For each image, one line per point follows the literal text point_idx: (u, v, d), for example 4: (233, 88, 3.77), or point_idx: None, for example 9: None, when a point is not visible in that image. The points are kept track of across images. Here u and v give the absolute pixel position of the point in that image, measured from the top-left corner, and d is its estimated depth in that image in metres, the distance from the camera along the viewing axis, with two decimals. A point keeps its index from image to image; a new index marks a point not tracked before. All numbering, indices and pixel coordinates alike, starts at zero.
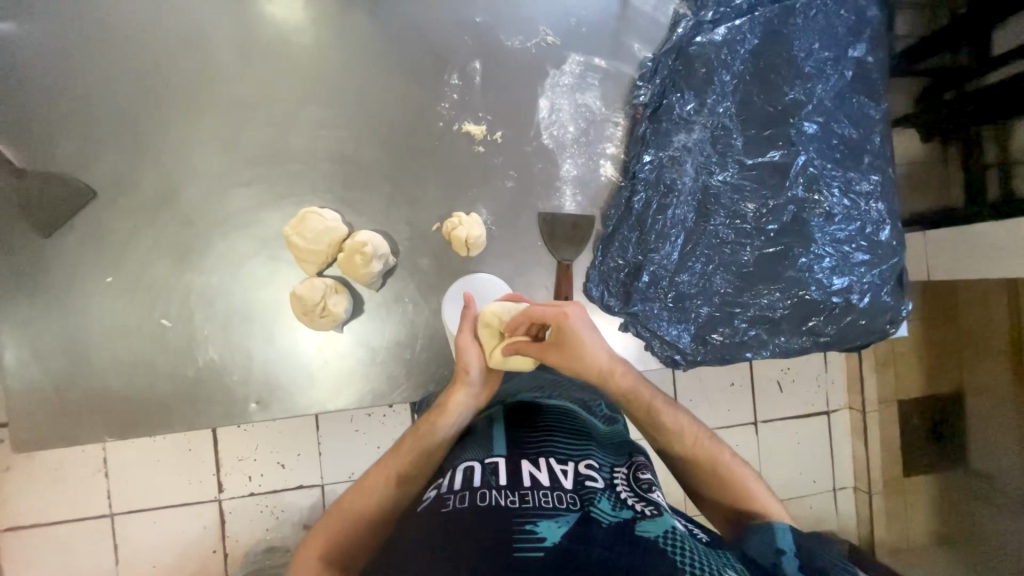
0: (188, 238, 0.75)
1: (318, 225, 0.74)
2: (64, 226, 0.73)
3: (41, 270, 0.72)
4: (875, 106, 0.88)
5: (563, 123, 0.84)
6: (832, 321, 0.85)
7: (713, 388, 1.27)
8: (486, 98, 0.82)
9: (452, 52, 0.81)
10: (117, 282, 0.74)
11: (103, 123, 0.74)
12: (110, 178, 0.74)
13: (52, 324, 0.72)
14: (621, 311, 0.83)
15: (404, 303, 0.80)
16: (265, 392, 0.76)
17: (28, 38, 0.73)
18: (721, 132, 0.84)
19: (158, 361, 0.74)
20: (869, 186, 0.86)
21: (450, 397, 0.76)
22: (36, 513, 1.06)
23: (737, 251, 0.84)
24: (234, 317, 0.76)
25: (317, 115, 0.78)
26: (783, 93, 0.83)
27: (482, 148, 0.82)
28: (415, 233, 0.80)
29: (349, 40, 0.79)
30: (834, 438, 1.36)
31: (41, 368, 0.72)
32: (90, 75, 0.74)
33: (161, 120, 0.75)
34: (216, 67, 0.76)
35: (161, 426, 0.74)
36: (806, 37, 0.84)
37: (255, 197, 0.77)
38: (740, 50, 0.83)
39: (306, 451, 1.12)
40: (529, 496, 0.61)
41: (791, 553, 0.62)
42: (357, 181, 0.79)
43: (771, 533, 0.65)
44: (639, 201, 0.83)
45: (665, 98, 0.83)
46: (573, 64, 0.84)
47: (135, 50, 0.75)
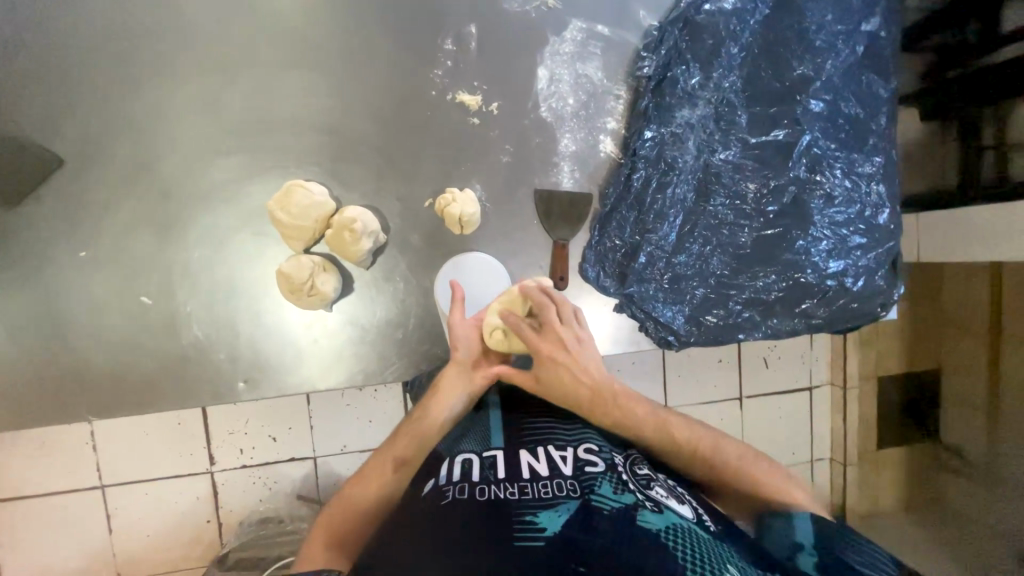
0: (166, 210, 0.71)
1: (305, 200, 0.70)
2: (31, 196, 0.68)
3: (8, 243, 0.68)
4: (884, 83, 0.85)
5: (562, 95, 0.80)
6: (825, 304, 0.85)
7: (702, 365, 1.29)
8: (482, 65, 0.77)
9: (446, 14, 0.75)
10: (92, 257, 0.70)
11: (66, 84, 0.68)
12: (77, 145, 0.69)
13: (24, 299, 0.69)
14: (617, 292, 0.82)
15: (395, 283, 0.78)
16: (254, 370, 0.74)
17: None
18: (726, 108, 0.81)
19: (140, 339, 0.72)
20: (872, 168, 0.85)
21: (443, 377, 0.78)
22: (23, 487, 1.05)
23: (735, 232, 0.83)
24: (218, 294, 0.73)
25: (300, 80, 0.73)
26: (791, 69, 0.80)
27: (478, 120, 0.78)
28: (406, 209, 0.77)
29: None
30: (816, 414, 1.40)
31: (16, 346, 0.69)
32: (46, 29, 0.67)
33: (131, 81, 0.70)
34: (187, 24, 0.70)
35: (147, 404, 0.73)
36: (818, 8, 0.80)
37: (236, 168, 0.73)
38: (749, 20, 0.79)
39: (297, 425, 1.12)
40: (528, 487, 0.62)
41: (811, 549, 0.68)
42: (345, 153, 0.75)
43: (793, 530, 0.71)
44: (638, 179, 0.80)
45: (670, 70, 0.79)
46: (574, 30, 0.79)
47: (96, 0, 0.68)
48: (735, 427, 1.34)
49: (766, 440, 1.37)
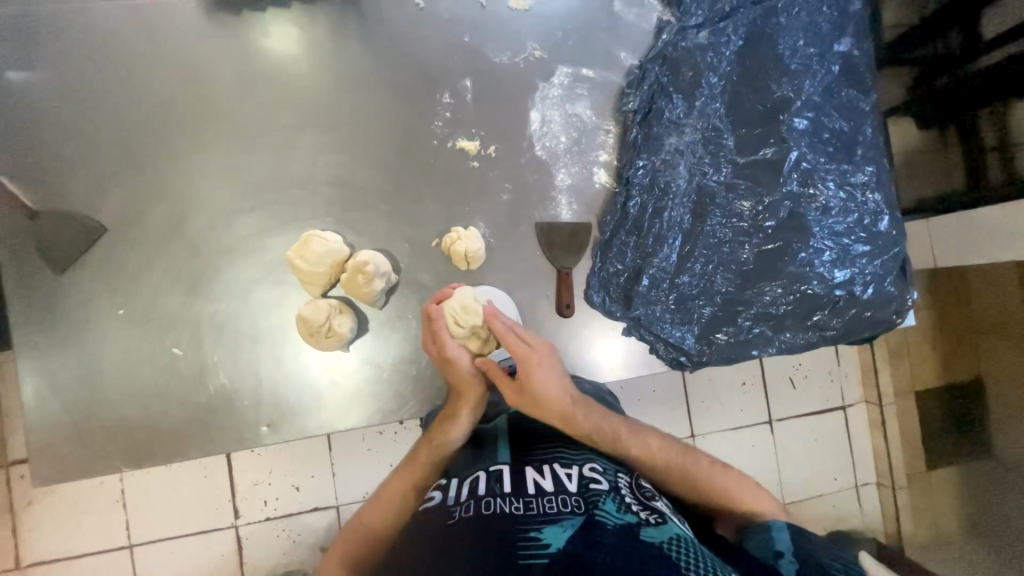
0: (195, 267, 0.77)
1: (322, 248, 0.75)
2: (76, 262, 0.75)
3: (55, 307, 0.75)
4: (865, 98, 0.88)
5: (555, 134, 0.85)
6: (837, 315, 0.84)
7: (723, 388, 1.26)
8: (478, 114, 0.84)
9: (443, 72, 0.83)
10: (128, 315, 0.76)
11: (110, 162, 0.77)
12: (118, 214, 0.77)
13: (68, 359, 0.74)
14: (624, 316, 0.83)
15: (407, 319, 0.81)
16: (276, 415, 0.77)
17: (40, 85, 0.76)
18: (713, 133, 0.84)
19: (171, 389, 0.76)
20: (865, 177, 0.86)
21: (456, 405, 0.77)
22: (59, 546, 1.08)
23: (736, 249, 0.84)
24: (243, 341, 0.77)
25: (314, 141, 0.80)
26: (771, 91, 0.84)
27: (477, 163, 0.83)
28: (415, 249, 0.81)
29: (343, 66, 0.81)
30: (853, 434, 1.34)
31: (58, 403, 0.74)
32: (96, 116, 0.77)
33: (165, 154, 0.78)
34: (215, 101, 0.79)
35: (176, 453, 0.75)
36: (790, 35, 0.85)
37: (259, 224, 0.79)
38: (725, 52, 0.85)
39: (319, 472, 1.13)
40: (533, 503, 0.61)
41: (789, 556, 0.66)
42: (357, 202, 0.81)
43: (770, 534, 0.69)
44: (634, 206, 0.83)
45: (655, 103, 0.84)
46: (562, 76, 0.86)
47: (138, 88, 0.78)
48: (766, 451, 1.28)
49: (802, 463, 1.30)
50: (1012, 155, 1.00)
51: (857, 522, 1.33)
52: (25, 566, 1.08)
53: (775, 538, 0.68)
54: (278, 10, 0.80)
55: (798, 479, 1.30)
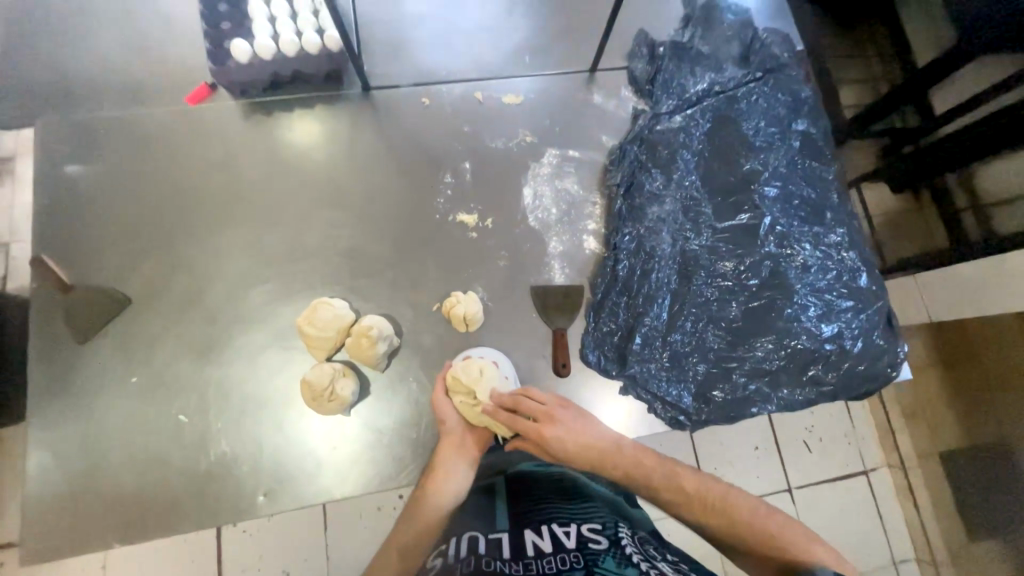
0: (209, 335, 0.82)
1: (330, 313, 0.80)
2: (99, 332, 0.80)
3: (73, 375, 0.78)
4: (827, 168, 0.97)
5: (546, 207, 0.94)
6: (831, 368, 0.86)
7: (733, 451, 1.22)
8: (476, 191, 0.93)
9: (445, 156, 0.94)
10: (141, 382, 0.79)
11: (143, 240, 0.85)
12: (144, 287, 0.83)
13: (76, 427, 0.76)
14: (619, 374, 0.84)
15: (408, 381, 0.83)
16: (274, 483, 0.76)
17: (92, 176, 0.87)
18: (690, 202, 0.92)
19: (173, 456, 0.76)
20: (838, 237, 0.92)
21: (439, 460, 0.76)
22: None
23: (723, 307, 0.88)
24: (248, 406, 0.79)
25: (328, 218, 0.89)
26: (740, 165, 0.94)
27: (475, 234, 0.91)
28: (417, 313, 0.86)
29: (357, 154, 0.92)
30: (880, 501, 1.26)
31: (60, 473, 0.74)
32: (136, 201, 0.87)
33: (193, 232, 0.86)
34: (243, 186, 0.89)
35: (169, 526, 0.74)
36: (751, 118, 0.96)
37: (271, 293, 0.84)
38: (695, 133, 0.96)
39: (314, 559, 1.05)
40: (532, 564, 0.63)
41: None
42: (364, 271, 0.87)
43: None
44: (623, 269, 0.89)
45: (636, 177, 0.93)
46: (551, 157, 0.96)
47: (176, 177, 0.88)
48: None
49: (826, 535, 1.22)
50: (986, 214, 1.07)
51: None
52: None
53: None
54: (304, 110, 0.93)
55: None
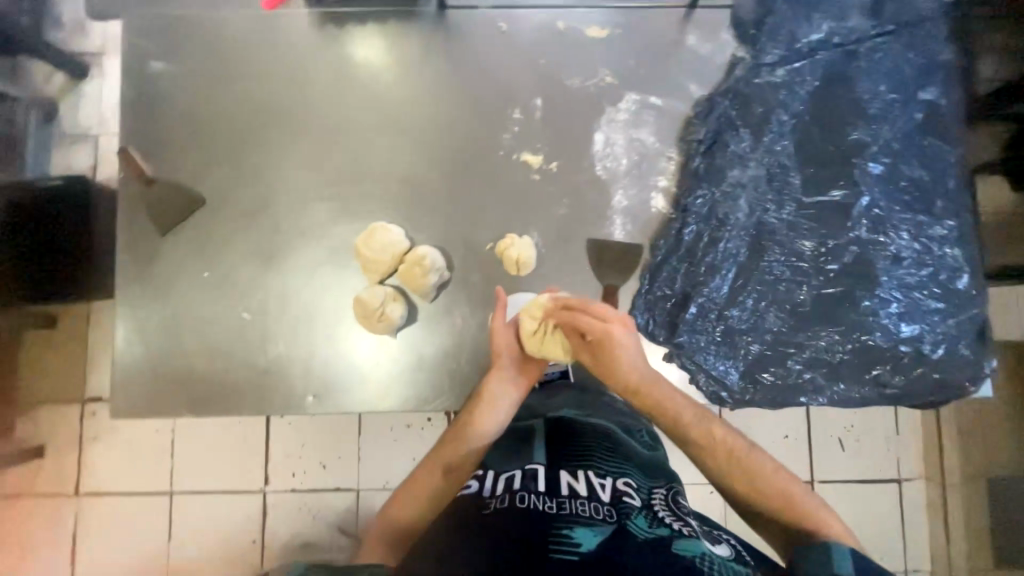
0: (273, 243, 0.85)
1: (386, 238, 0.81)
2: (177, 226, 0.85)
3: (153, 263, 0.84)
4: (951, 148, 0.84)
5: (616, 156, 0.88)
6: (900, 371, 0.79)
7: (763, 436, 1.20)
8: (544, 131, 0.88)
9: (517, 89, 0.88)
10: (211, 278, 0.84)
11: (218, 144, 0.87)
12: (217, 188, 0.86)
13: (155, 311, 0.83)
14: (666, 341, 0.82)
15: (453, 315, 0.84)
16: (322, 388, 0.82)
17: (173, 73, 0.89)
18: (778, 170, 0.83)
19: (236, 349, 0.83)
20: (944, 230, 0.82)
21: (485, 385, 0.80)
22: (112, 484, 1.18)
23: (793, 289, 0.81)
24: (303, 315, 0.84)
25: (392, 142, 0.87)
26: (846, 134, 0.83)
27: (538, 177, 0.87)
28: (469, 250, 0.85)
29: (426, 77, 0.88)
30: (908, 510, 1.22)
31: (141, 348, 0.83)
32: (213, 103, 0.88)
33: (264, 141, 0.87)
34: (313, 99, 0.88)
35: (230, 409, 0.82)
36: (871, 80, 0.83)
37: (331, 211, 0.86)
38: (799, 92, 0.84)
39: (346, 455, 1.17)
40: (566, 503, 0.63)
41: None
42: (422, 201, 0.86)
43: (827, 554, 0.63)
44: (689, 233, 0.84)
45: (721, 135, 0.85)
46: (630, 102, 0.89)
47: (250, 82, 0.89)
48: None
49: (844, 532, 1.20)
50: None
51: None
52: (81, 495, 1.19)
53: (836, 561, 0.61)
54: (376, 25, 0.89)
55: None
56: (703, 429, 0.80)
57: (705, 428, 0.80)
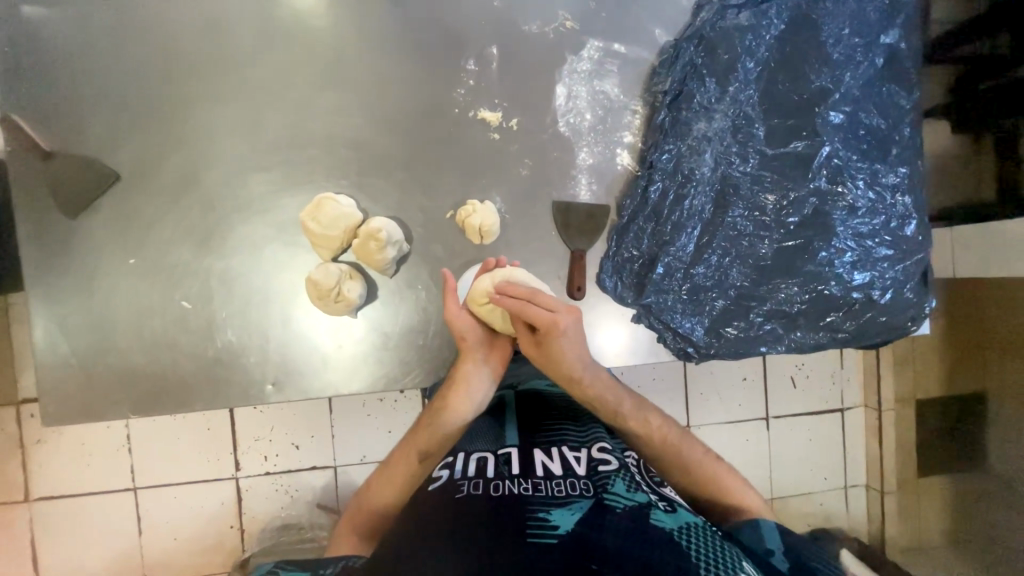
0: (208, 222, 0.77)
1: (335, 211, 0.75)
2: (90, 207, 0.75)
3: (67, 251, 0.75)
4: (907, 95, 0.84)
5: (580, 111, 0.83)
6: (851, 317, 0.83)
7: (725, 383, 1.26)
8: (502, 84, 0.81)
9: (470, 36, 0.80)
10: (139, 265, 0.76)
11: (125, 108, 0.76)
12: (133, 162, 0.76)
13: (80, 304, 0.75)
14: (634, 303, 0.82)
15: (417, 290, 0.80)
16: (282, 374, 0.78)
17: (55, 21, 0.74)
18: (743, 121, 0.81)
19: (180, 340, 0.76)
20: (896, 178, 0.83)
21: (460, 366, 0.79)
22: (66, 484, 1.12)
23: (755, 243, 0.82)
24: (253, 299, 0.77)
25: (332, 102, 0.78)
26: (809, 81, 0.81)
27: (498, 136, 0.81)
28: (429, 220, 0.80)
29: (366, 24, 0.78)
30: (849, 437, 1.33)
31: (69, 346, 0.75)
32: (112, 58, 0.75)
33: (182, 104, 0.76)
34: (233, 51, 0.77)
35: (183, 403, 0.76)
36: (835, 22, 0.80)
37: (272, 183, 0.78)
38: (765, 35, 0.80)
39: (319, 433, 1.15)
40: (542, 484, 0.65)
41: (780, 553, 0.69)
42: (373, 167, 0.79)
43: (760, 534, 0.72)
44: (655, 191, 0.81)
45: (686, 85, 0.81)
46: (592, 50, 0.82)
47: (155, 33, 0.76)
48: (762, 447, 1.29)
49: (795, 461, 1.31)
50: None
51: (843, 521, 1.35)
52: (33, 500, 1.12)
53: (767, 536, 0.71)
54: None
55: (790, 476, 1.31)
56: (637, 421, 0.84)
57: (639, 420, 0.84)
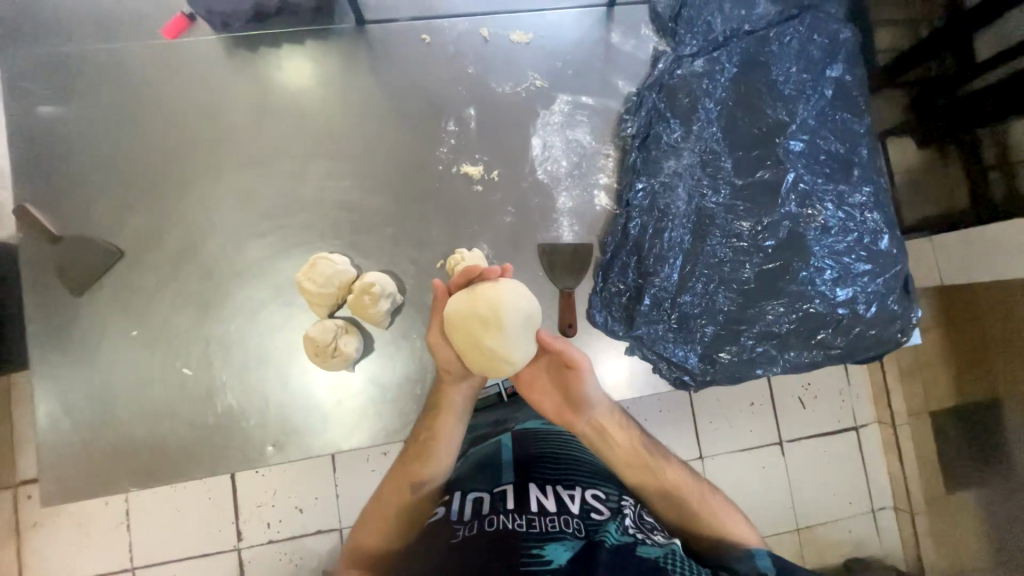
0: (208, 290, 0.80)
1: (329, 269, 0.77)
2: (94, 285, 0.78)
3: (71, 328, 0.77)
4: (859, 120, 0.90)
5: (555, 159, 0.88)
6: (841, 333, 0.84)
7: (732, 409, 1.24)
8: (481, 140, 0.87)
9: (448, 101, 0.87)
10: (141, 336, 0.78)
11: (131, 189, 0.81)
12: (136, 239, 0.80)
13: (82, 379, 0.76)
14: (626, 335, 0.84)
15: (412, 339, 0.82)
16: (282, 435, 0.78)
17: (68, 116, 0.81)
18: (710, 156, 0.86)
19: (180, 408, 0.77)
20: (863, 197, 0.88)
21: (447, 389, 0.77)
22: (63, 569, 1.08)
23: (737, 268, 0.84)
24: (252, 360, 0.79)
25: (323, 169, 0.84)
26: (767, 115, 0.86)
27: (481, 187, 0.86)
28: (420, 270, 0.83)
29: (352, 97, 0.85)
30: (867, 456, 1.30)
31: (70, 422, 0.75)
32: (118, 145, 0.81)
33: (185, 181, 0.82)
34: (231, 131, 0.83)
35: (184, 471, 0.76)
36: (783, 63, 0.87)
37: (269, 248, 0.81)
38: (720, 79, 0.87)
39: (323, 494, 1.12)
40: (535, 521, 0.69)
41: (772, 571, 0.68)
42: (364, 226, 0.83)
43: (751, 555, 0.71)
44: (634, 227, 0.85)
45: (652, 128, 0.87)
46: (562, 104, 0.89)
47: (159, 121, 0.82)
48: (778, 474, 1.25)
49: (815, 486, 1.26)
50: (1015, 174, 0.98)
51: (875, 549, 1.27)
52: None
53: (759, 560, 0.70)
54: (293, 46, 0.85)
55: (812, 503, 1.26)
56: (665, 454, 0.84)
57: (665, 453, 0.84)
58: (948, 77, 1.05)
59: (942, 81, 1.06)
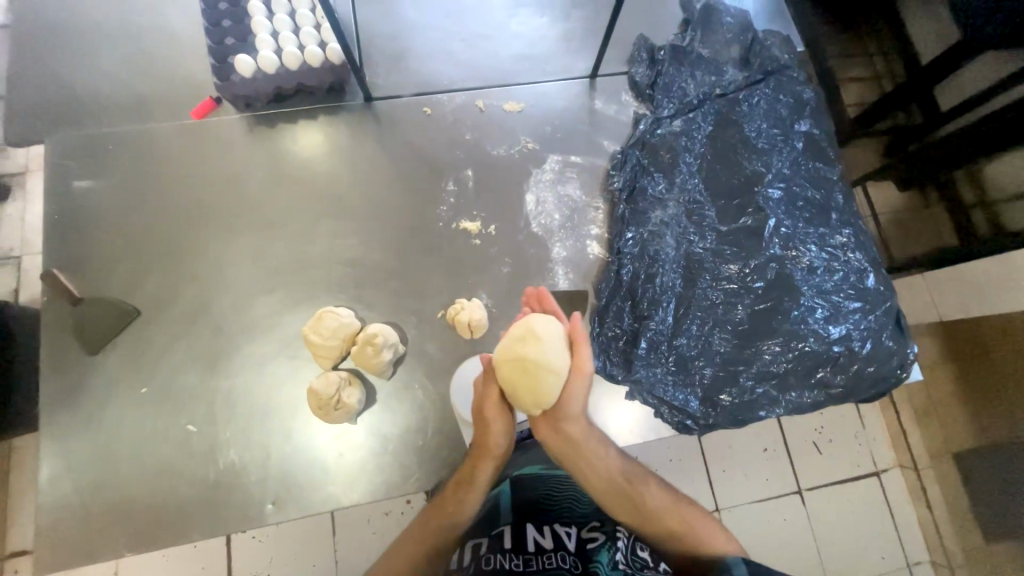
0: (217, 345, 0.82)
1: (334, 322, 0.80)
2: (107, 344, 0.81)
3: (83, 387, 0.79)
4: (831, 168, 0.96)
5: (548, 213, 0.94)
6: (840, 371, 0.85)
7: (746, 455, 1.15)
8: (478, 198, 0.93)
9: (447, 164, 0.94)
10: (148, 393, 0.80)
11: (151, 253, 0.86)
12: (152, 299, 0.84)
13: (88, 438, 0.77)
14: (625, 379, 0.86)
15: (413, 389, 0.83)
16: (281, 492, 0.77)
17: (99, 189, 0.88)
18: (694, 206, 0.92)
19: (182, 465, 0.77)
20: (843, 238, 0.92)
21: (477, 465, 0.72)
22: None
23: (730, 309, 0.87)
24: (254, 414, 0.80)
25: (329, 229, 0.89)
26: (743, 167, 0.93)
27: (479, 241, 0.91)
28: (421, 320, 0.86)
29: (359, 163, 0.93)
30: (893, 504, 1.16)
31: (72, 483, 0.75)
32: (142, 213, 0.88)
33: (201, 243, 0.87)
34: (247, 197, 0.90)
35: (181, 533, 0.74)
36: (754, 120, 0.95)
37: (275, 304, 0.85)
38: (697, 136, 0.95)
39: (322, 561, 0.95)
40: (532, 562, 0.66)
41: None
42: (367, 280, 0.88)
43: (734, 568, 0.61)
44: (626, 273, 0.89)
45: (638, 182, 0.94)
46: (552, 163, 0.97)
47: (182, 190, 0.90)
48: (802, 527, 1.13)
49: (842, 541, 1.14)
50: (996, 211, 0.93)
51: None
52: None
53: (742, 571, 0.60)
54: (307, 122, 0.94)
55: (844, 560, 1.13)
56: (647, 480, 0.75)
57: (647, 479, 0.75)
58: (918, 124, 1.03)
59: (911, 129, 1.05)
